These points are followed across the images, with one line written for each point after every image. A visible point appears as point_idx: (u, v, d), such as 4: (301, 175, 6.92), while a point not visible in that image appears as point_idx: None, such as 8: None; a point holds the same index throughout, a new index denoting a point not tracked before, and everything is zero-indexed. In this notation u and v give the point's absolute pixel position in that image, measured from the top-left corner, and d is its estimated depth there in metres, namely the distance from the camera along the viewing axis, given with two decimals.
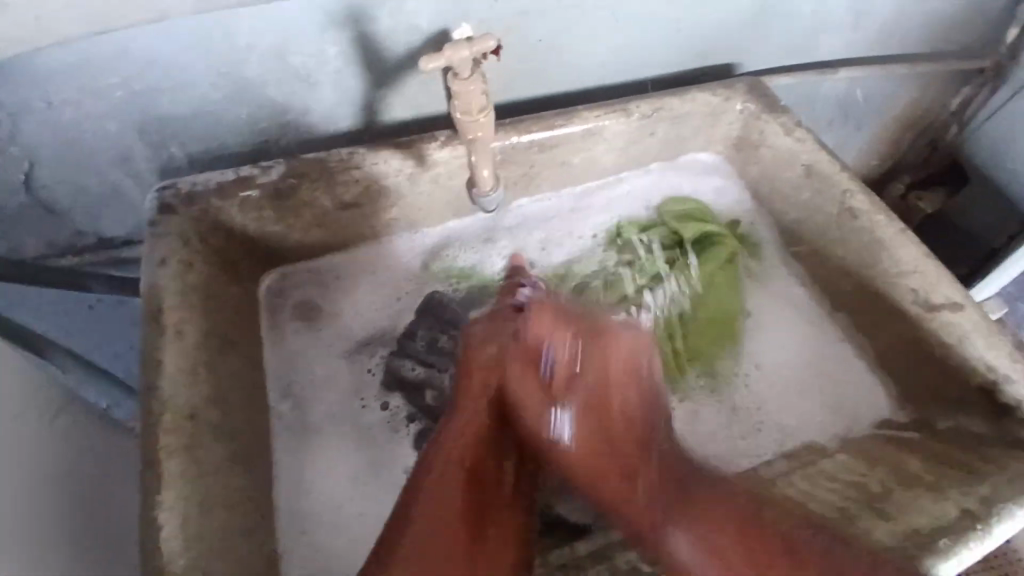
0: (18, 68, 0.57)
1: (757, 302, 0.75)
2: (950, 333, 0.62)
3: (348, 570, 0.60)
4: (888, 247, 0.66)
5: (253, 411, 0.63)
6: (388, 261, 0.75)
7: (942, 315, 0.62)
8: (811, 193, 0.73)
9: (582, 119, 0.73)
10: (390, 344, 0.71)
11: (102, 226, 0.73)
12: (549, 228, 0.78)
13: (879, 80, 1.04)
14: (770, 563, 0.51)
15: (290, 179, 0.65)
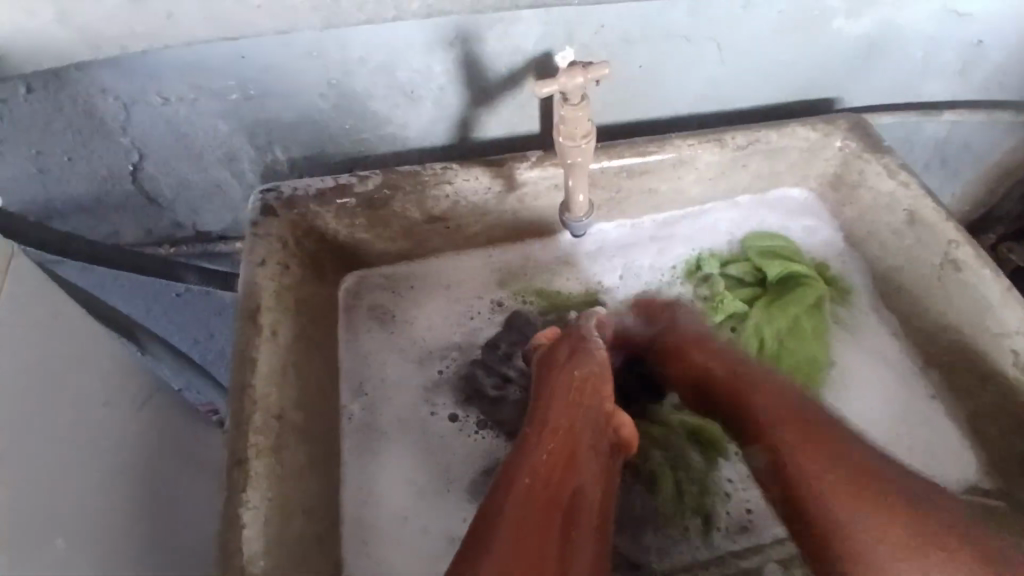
0: (147, 67, 0.60)
1: (846, 351, 0.72)
2: None
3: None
4: (993, 306, 0.64)
5: (330, 414, 0.64)
6: (466, 275, 0.76)
7: None
8: (913, 241, 0.70)
9: (674, 148, 0.72)
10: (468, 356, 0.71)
11: (200, 220, 0.76)
12: (630, 255, 0.78)
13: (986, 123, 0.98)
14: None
15: (384, 190, 0.66)
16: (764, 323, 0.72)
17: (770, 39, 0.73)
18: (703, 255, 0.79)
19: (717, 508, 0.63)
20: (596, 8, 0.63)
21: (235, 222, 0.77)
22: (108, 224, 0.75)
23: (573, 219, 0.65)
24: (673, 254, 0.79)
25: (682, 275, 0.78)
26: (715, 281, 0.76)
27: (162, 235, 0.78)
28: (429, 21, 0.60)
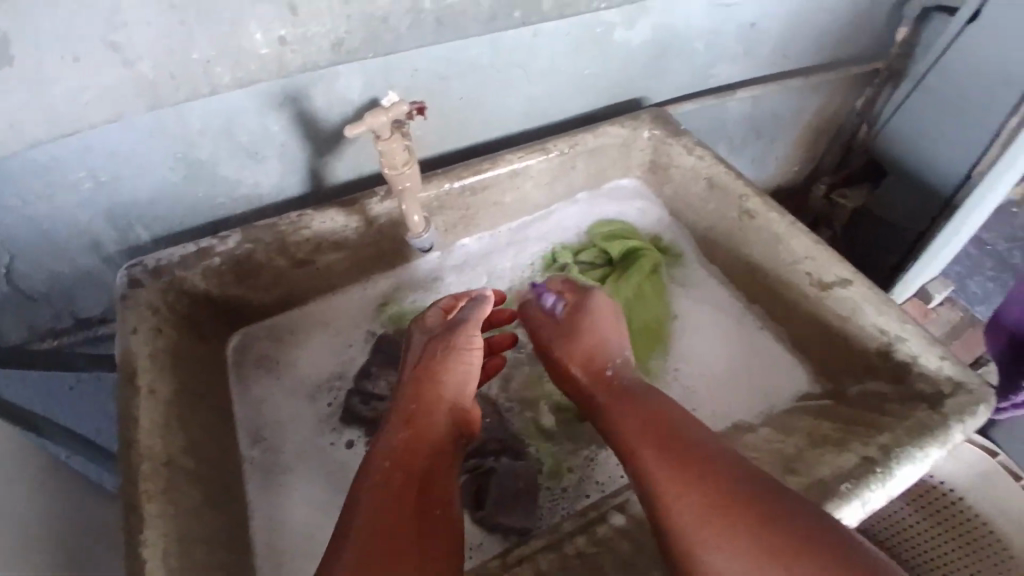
0: None
1: (683, 305, 0.84)
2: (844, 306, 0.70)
3: None
4: (783, 240, 0.75)
5: (226, 457, 0.68)
6: (339, 310, 0.84)
7: (835, 292, 0.71)
8: (716, 202, 0.83)
9: (507, 162, 0.82)
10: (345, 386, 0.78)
11: (78, 307, 0.80)
12: (493, 262, 0.89)
13: (780, 95, 1.16)
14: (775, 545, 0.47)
15: (245, 245, 0.72)
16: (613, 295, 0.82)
17: (571, 58, 0.85)
18: (556, 249, 0.92)
19: (584, 477, 0.67)
20: (405, 55, 0.72)
21: (114, 305, 0.81)
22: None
23: (415, 237, 0.74)
24: (531, 253, 0.92)
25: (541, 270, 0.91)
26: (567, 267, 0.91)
27: (43, 329, 0.80)
28: (257, 89, 0.68)
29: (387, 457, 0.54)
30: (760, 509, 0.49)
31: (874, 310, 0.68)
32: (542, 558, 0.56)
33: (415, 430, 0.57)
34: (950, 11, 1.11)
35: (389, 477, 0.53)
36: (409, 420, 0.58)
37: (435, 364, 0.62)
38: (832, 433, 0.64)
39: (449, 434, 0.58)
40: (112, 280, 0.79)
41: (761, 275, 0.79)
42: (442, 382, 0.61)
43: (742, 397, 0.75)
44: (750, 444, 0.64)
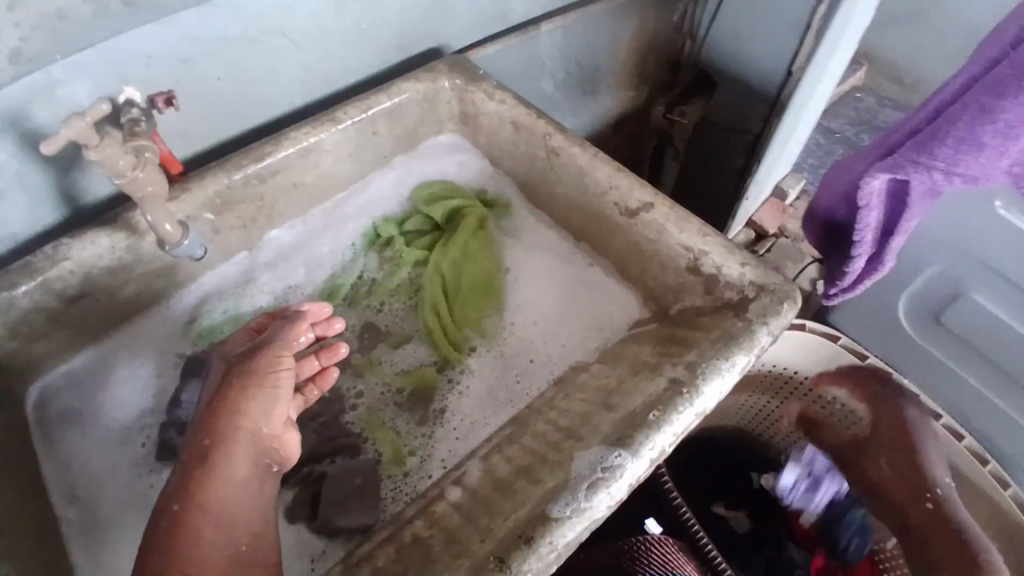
0: None
1: (515, 257, 0.83)
2: (652, 227, 0.71)
3: None
4: (588, 174, 0.76)
5: (42, 521, 0.62)
6: (148, 334, 0.77)
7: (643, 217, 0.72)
8: (524, 143, 0.84)
9: (293, 141, 0.79)
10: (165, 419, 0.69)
11: None
12: (311, 251, 0.84)
13: (591, 22, 1.14)
14: None
15: (3, 295, 0.65)
16: (441, 260, 0.82)
17: (339, 21, 0.81)
18: (378, 222, 0.87)
19: (426, 458, 0.66)
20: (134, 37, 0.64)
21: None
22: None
23: (174, 246, 0.69)
24: (351, 230, 0.86)
25: (364, 247, 0.85)
26: (392, 239, 0.86)
27: None
28: None
29: (172, 501, 0.52)
30: None
31: (674, 226, 0.70)
32: (380, 554, 0.52)
33: (205, 473, 0.53)
34: None
35: (174, 529, 0.51)
36: (201, 459, 0.53)
37: (241, 392, 0.55)
38: (652, 357, 0.65)
39: (256, 472, 0.55)
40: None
41: (578, 214, 0.81)
42: (243, 416, 0.55)
43: (578, 336, 0.75)
44: (578, 385, 0.66)
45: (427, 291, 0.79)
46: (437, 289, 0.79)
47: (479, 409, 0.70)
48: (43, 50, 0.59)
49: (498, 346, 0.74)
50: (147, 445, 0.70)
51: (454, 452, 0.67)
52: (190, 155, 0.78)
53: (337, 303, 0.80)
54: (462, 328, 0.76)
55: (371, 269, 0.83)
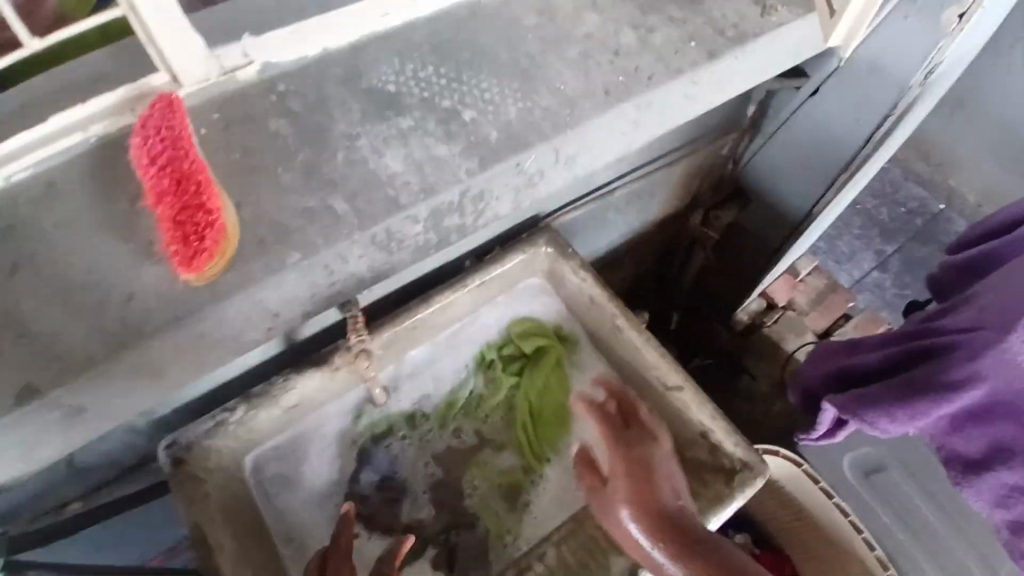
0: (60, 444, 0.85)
1: (580, 389, 1.19)
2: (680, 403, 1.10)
3: None
4: (640, 351, 1.15)
5: (268, 555, 1.00)
6: (319, 424, 1.09)
7: (674, 393, 1.11)
8: (594, 311, 1.20)
9: (438, 300, 1.14)
10: (343, 490, 1.08)
11: (122, 462, 1.07)
12: (434, 368, 1.17)
13: (652, 175, 1.42)
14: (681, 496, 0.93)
15: (251, 411, 1.02)
16: (528, 387, 1.19)
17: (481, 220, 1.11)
18: (482, 347, 1.20)
19: (516, 536, 1.08)
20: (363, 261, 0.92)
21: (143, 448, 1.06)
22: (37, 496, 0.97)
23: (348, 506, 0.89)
24: (463, 354, 1.19)
25: (472, 367, 1.19)
26: (492, 361, 1.20)
27: (99, 481, 1.08)
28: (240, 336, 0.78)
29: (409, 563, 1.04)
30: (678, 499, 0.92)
31: (695, 411, 1.10)
32: None
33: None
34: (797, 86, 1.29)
35: None
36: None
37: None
38: None
39: None
40: (128, 437, 1.01)
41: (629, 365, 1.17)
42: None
43: None
44: None
45: (518, 410, 1.18)
46: (525, 412, 1.17)
47: (550, 507, 1.10)
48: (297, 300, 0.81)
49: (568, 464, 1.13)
50: (335, 507, 1.07)
51: (523, 538, 1.09)
52: (373, 298, 1.14)
53: (454, 412, 1.17)
54: (540, 442, 1.15)
55: (476, 384, 1.19)
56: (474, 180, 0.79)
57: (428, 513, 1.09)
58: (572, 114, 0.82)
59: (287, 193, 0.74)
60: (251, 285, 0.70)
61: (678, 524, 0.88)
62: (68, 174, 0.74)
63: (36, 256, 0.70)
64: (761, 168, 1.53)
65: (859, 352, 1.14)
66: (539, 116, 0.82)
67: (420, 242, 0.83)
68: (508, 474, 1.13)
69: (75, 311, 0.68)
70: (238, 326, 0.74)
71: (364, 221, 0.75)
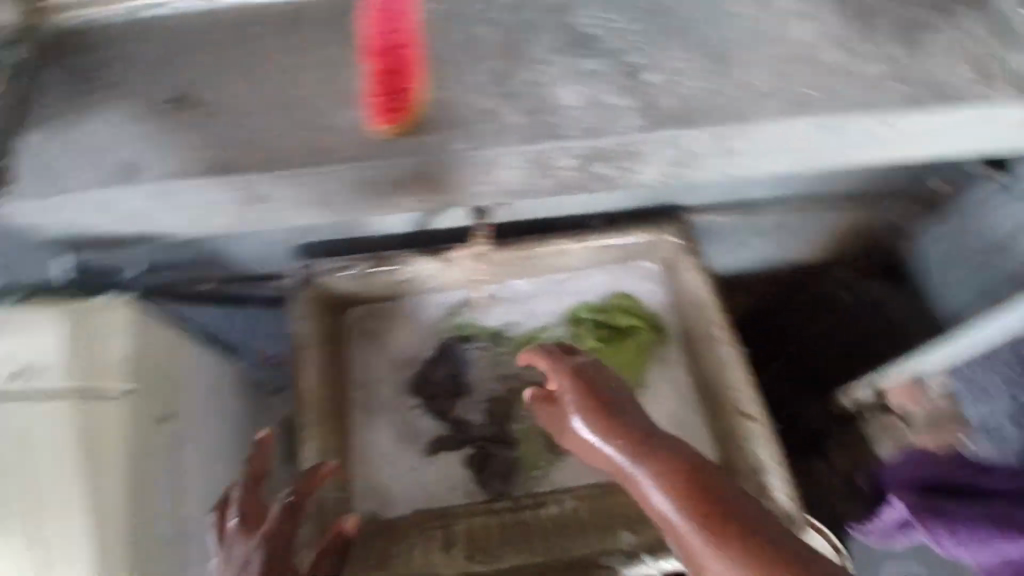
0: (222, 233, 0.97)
1: (653, 378, 1.23)
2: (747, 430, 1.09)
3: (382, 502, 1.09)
4: (727, 367, 1.15)
5: (340, 392, 1.14)
6: (417, 305, 1.22)
7: (744, 417, 1.11)
8: (698, 314, 1.20)
9: (556, 245, 1.19)
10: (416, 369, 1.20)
11: (256, 267, 1.17)
12: (529, 303, 1.25)
13: (810, 213, 1.36)
14: (720, 489, 0.65)
15: (369, 269, 1.15)
16: (607, 356, 1.23)
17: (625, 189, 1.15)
18: (580, 304, 1.26)
19: (545, 477, 1.13)
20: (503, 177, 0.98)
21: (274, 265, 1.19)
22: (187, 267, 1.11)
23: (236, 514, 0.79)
24: (560, 303, 1.26)
25: (563, 317, 1.26)
26: (584, 320, 1.25)
27: (230, 273, 1.16)
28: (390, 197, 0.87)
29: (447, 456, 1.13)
30: (695, 470, 0.68)
31: (759, 442, 1.09)
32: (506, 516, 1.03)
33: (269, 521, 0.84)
34: (997, 177, 1.22)
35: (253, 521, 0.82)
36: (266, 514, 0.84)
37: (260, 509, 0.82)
38: None
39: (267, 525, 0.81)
40: (271, 250, 1.15)
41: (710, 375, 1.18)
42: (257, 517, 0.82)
43: None
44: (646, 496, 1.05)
45: None
46: None
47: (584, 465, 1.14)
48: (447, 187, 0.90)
49: None
50: (405, 379, 1.19)
51: (550, 480, 1.13)
52: (503, 221, 1.22)
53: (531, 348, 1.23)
54: None
55: (560, 333, 1.25)
56: (642, 138, 0.84)
57: (478, 420, 1.17)
58: (759, 109, 0.84)
59: (479, 90, 0.82)
60: (424, 152, 0.79)
61: (694, 492, 0.65)
62: (314, 14, 0.86)
63: (266, 64, 0.81)
64: (927, 260, 1.45)
65: (925, 466, 1.28)
66: (728, 104, 0.84)
67: (569, 176, 0.89)
68: None
69: (280, 117, 0.79)
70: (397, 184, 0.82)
71: (533, 137, 0.81)
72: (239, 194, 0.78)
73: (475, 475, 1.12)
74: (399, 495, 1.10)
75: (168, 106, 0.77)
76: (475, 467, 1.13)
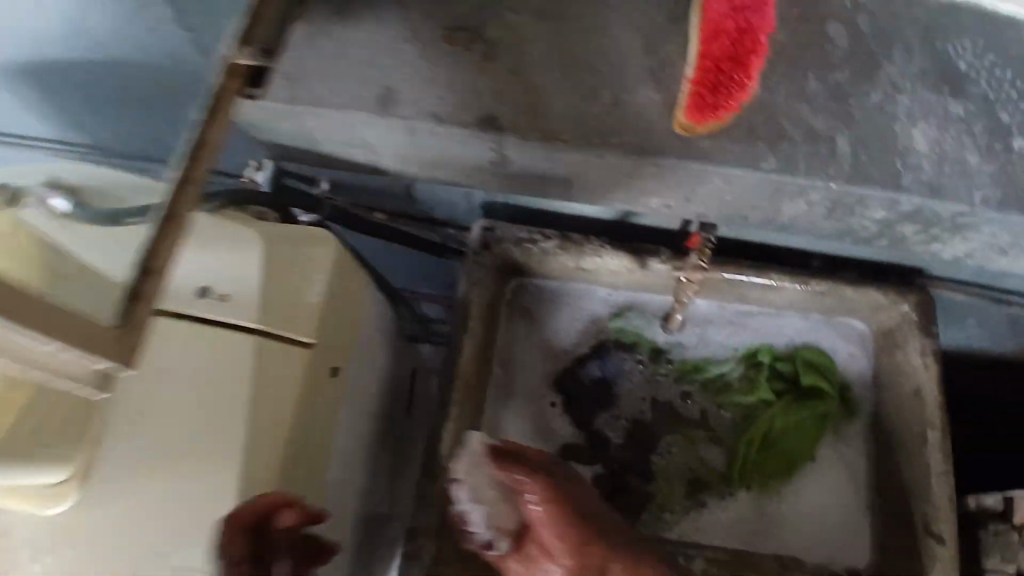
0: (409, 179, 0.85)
1: (825, 452, 1.07)
2: (931, 556, 0.90)
3: None
4: (930, 479, 0.93)
5: (487, 370, 1.08)
6: (586, 301, 1.14)
7: (935, 544, 0.91)
8: (909, 406, 1.00)
9: (769, 279, 1.02)
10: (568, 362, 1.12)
11: (444, 213, 1.11)
12: (706, 328, 1.12)
13: None
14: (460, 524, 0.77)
15: (556, 249, 1.04)
16: (779, 415, 1.06)
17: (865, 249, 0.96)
18: (762, 346, 1.10)
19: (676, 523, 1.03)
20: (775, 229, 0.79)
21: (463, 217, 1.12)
22: (380, 195, 1.05)
23: None
24: (740, 339, 1.11)
25: (739, 356, 1.11)
26: (761, 366, 1.09)
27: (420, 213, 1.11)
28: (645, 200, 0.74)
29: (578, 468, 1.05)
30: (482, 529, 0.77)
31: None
32: None
33: None
34: None
35: None
36: None
37: None
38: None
39: None
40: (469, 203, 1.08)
41: (898, 475, 1.00)
42: None
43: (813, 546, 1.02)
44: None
45: (754, 428, 1.05)
46: (760, 433, 1.04)
47: (719, 524, 1.03)
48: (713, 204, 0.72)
49: (764, 505, 1.03)
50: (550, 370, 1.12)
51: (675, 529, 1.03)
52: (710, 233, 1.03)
53: (691, 378, 1.10)
54: (750, 473, 1.04)
55: (733, 376, 1.10)
56: (980, 213, 0.68)
57: (620, 441, 1.07)
58: None
59: (805, 101, 0.66)
60: (723, 164, 0.64)
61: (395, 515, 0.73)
62: None
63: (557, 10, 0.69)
64: None
65: None
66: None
67: (857, 226, 0.73)
68: (707, 471, 1.05)
69: (573, 80, 0.66)
70: (671, 186, 0.69)
71: (856, 174, 0.65)
72: (493, 152, 0.68)
73: (602, 494, 1.04)
74: None
75: (445, 38, 0.68)
76: (607, 490, 1.04)
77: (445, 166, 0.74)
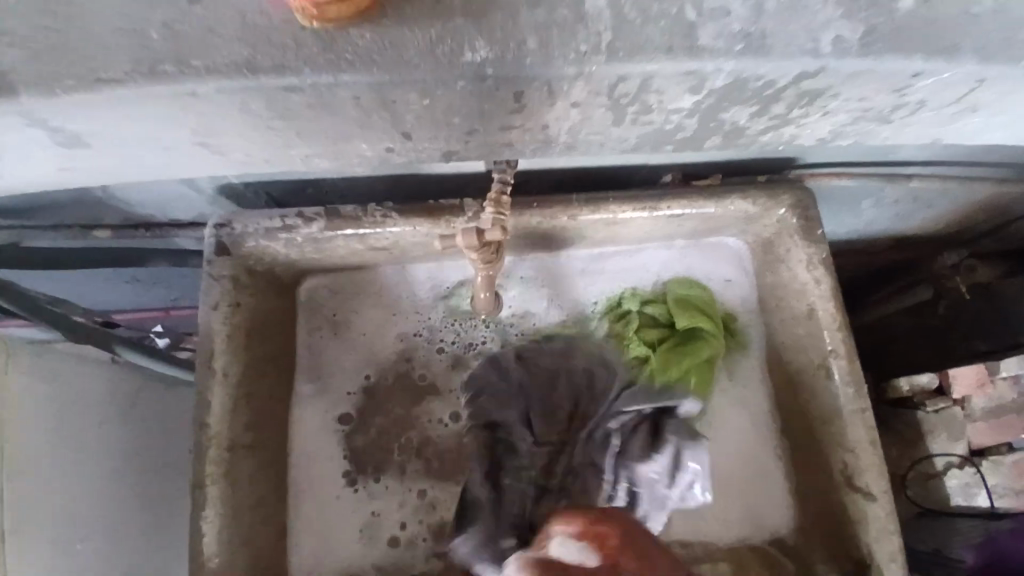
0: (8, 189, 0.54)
1: (719, 402, 0.88)
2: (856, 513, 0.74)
3: (319, 556, 0.81)
4: (841, 420, 0.76)
5: (284, 405, 0.83)
6: (403, 285, 0.88)
7: (859, 498, 0.75)
8: (804, 332, 0.81)
9: (610, 212, 0.78)
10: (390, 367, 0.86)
11: (175, 211, 0.80)
12: (556, 285, 0.88)
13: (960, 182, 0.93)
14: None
15: (327, 231, 0.75)
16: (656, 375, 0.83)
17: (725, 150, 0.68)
18: (627, 292, 0.88)
19: None
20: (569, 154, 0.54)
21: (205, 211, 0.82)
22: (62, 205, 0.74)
23: None
24: (598, 289, 0.89)
25: (602, 310, 0.88)
26: (629, 316, 0.87)
27: (139, 218, 0.80)
28: (349, 150, 0.48)
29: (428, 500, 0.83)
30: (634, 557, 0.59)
31: (874, 535, 0.73)
32: None
33: None
34: None
35: None
36: None
37: None
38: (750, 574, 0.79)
39: None
40: (197, 192, 0.77)
41: (803, 417, 0.83)
42: None
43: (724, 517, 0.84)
44: None
45: None
46: None
47: None
48: (445, 138, 0.47)
49: None
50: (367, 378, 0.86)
51: None
52: (524, 168, 0.77)
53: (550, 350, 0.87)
54: None
55: (600, 336, 0.87)
56: (834, 67, 0.43)
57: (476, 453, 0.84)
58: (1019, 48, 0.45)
59: None
60: (400, 70, 0.38)
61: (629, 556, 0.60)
62: None
63: None
64: None
65: None
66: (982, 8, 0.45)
67: (668, 126, 0.48)
68: None
69: None
70: (349, 122, 0.43)
71: (628, 44, 0.39)
72: (42, 130, 0.42)
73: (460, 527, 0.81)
74: (352, 540, 0.81)
75: None
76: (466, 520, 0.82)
77: (20, 166, 0.47)
